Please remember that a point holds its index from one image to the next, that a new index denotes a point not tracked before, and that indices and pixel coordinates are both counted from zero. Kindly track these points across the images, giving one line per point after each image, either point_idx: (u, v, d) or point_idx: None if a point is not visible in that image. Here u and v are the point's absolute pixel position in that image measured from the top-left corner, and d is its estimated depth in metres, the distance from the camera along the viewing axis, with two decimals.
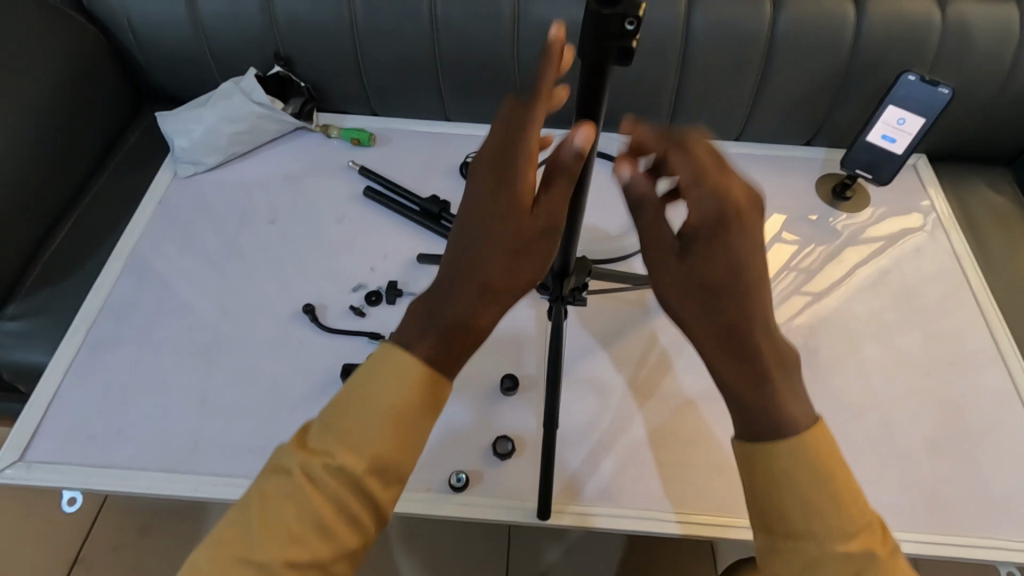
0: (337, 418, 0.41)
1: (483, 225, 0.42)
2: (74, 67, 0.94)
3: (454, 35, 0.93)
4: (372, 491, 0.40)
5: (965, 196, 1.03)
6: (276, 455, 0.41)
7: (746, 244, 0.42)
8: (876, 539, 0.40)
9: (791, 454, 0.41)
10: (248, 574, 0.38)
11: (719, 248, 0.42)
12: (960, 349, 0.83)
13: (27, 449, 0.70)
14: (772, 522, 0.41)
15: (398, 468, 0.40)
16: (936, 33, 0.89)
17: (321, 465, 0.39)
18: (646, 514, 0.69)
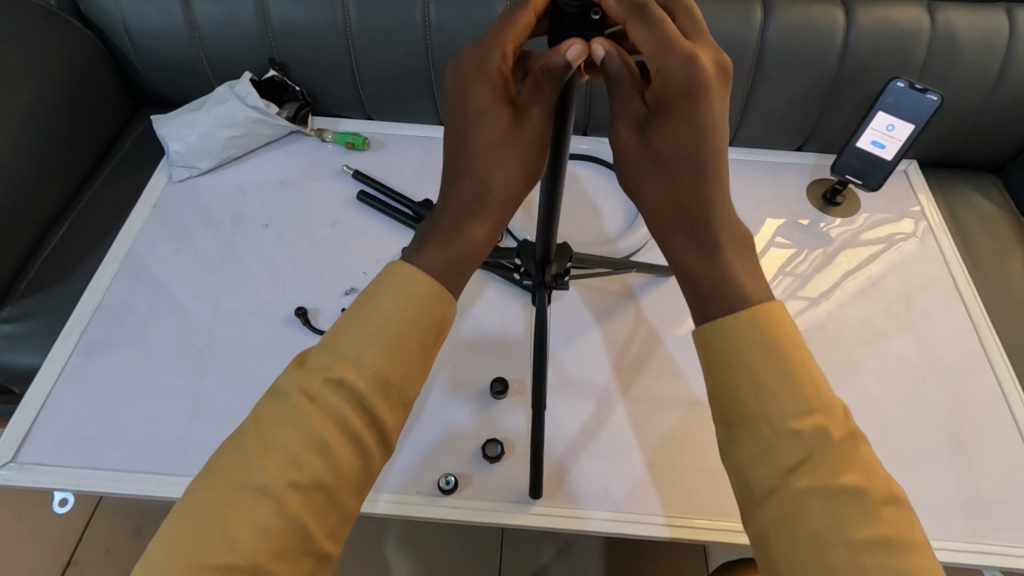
0: (334, 336, 0.43)
1: (467, 149, 0.48)
2: (70, 73, 0.95)
3: (447, 42, 0.93)
4: (373, 406, 0.41)
5: (955, 201, 1.04)
6: (274, 386, 0.42)
7: (709, 117, 0.46)
8: (822, 413, 0.40)
9: (737, 331, 0.42)
10: (248, 502, 0.38)
11: (683, 123, 0.46)
12: (948, 353, 0.84)
13: (19, 451, 0.70)
14: (726, 409, 0.41)
15: (398, 382, 0.42)
16: (924, 41, 0.90)
17: (320, 384, 0.41)
18: (633, 517, 0.69)
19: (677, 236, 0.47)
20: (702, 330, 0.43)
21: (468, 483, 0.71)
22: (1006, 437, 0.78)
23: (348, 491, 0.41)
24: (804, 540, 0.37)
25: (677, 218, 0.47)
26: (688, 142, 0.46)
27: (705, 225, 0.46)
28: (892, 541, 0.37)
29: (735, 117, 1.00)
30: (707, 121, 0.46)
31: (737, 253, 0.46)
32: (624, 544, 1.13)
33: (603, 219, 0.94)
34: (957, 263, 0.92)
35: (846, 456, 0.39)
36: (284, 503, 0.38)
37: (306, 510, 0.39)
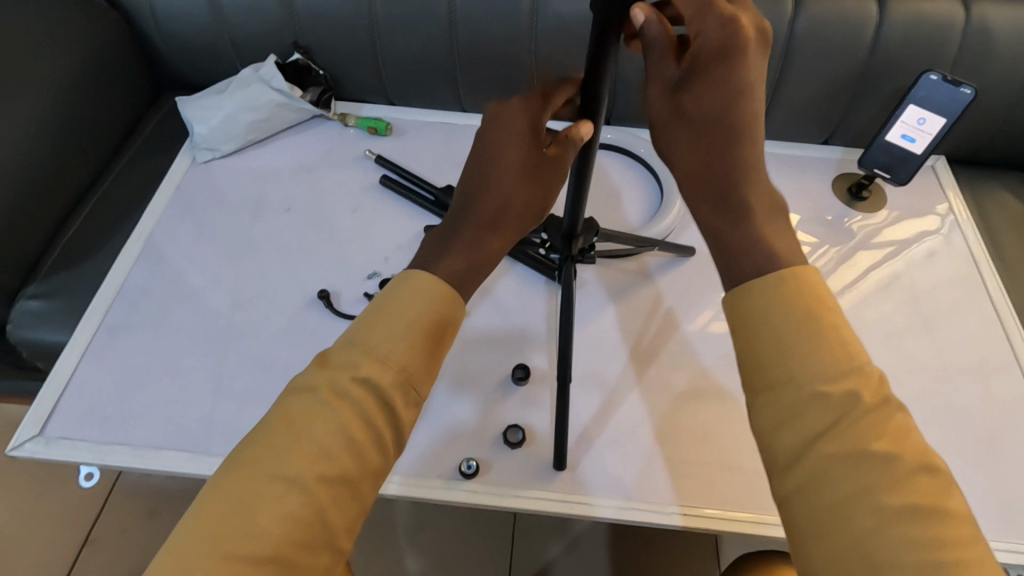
0: (361, 332, 0.43)
1: (490, 178, 0.49)
2: (96, 54, 0.95)
3: (473, 28, 0.93)
4: (396, 404, 0.41)
5: (982, 198, 1.02)
6: (298, 383, 0.42)
7: (744, 80, 0.45)
8: (852, 377, 0.38)
9: (764, 295, 0.41)
10: (277, 494, 0.37)
11: (716, 85, 0.45)
12: (973, 352, 0.83)
13: (46, 425, 0.71)
14: (751, 374, 0.41)
15: (418, 382, 0.42)
16: (957, 34, 0.88)
17: (348, 380, 0.41)
18: (645, 505, 0.69)
19: (704, 206, 0.46)
20: (731, 295, 0.43)
21: (488, 467, 0.71)
22: None
23: (369, 485, 0.40)
24: (830, 504, 0.36)
25: (708, 183, 0.45)
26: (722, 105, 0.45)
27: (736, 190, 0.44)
28: (923, 510, 0.35)
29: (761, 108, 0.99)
30: (742, 83, 0.45)
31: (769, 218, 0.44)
32: (636, 537, 1.13)
33: (626, 208, 0.93)
34: (985, 262, 0.90)
35: (878, 424, 0.37)
36: (312, 494, 0.37)
37: (333, 504, 0.38)
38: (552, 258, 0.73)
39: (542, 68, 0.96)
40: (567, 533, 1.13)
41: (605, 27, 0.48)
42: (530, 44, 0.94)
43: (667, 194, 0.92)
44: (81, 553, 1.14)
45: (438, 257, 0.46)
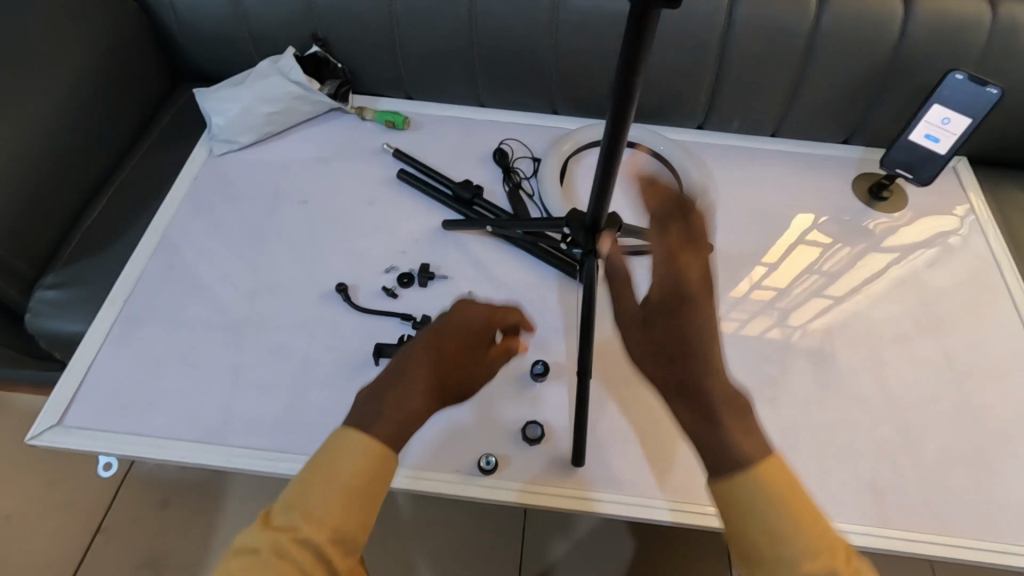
0: (297, 500, 0.45)
1: (429, 361, 0.52)
2: (115, 44, 0.95)
3: (493, 22, 0.92)
4: (331, 561, 0.43)
5: (1003, 199, 1.01)
6: (238, 544, 0.43)
7: (700, 322, 0.48)
8: (829, 556, 0.43)
9: (762, 523, 0.44)
10: None
11: (677, 325, 0.48)
12: (994, 354, 0.82)
13: (65, 414, 0.71)
14: (744, 550, 0.45)
15: (352, 534, 0.45)
16: (983, 34, 0.87)
17: (288, 545, 0.42)
18: (655, 503, 0.69)
19: (675, 391, 0.48)
20: (722, 494, 0.46)
21: (503, 463, 0.70)
22: None
23: None
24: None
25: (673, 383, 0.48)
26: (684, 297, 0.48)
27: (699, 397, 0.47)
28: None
29: (781, 106, 0.98)
30: (689, 280, 0.48)
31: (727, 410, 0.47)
32: (646, 535, 1.13)
33: (644, 205, 0.92)
34: (1006, 263, 0.90)
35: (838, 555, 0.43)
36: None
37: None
38: (573, 252, 0.72)
39: (562, 63, 0.95)
40: (579, 530, 1.13)
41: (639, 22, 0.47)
42: (549, 39, 0.93)
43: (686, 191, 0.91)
44: (93, 542, 1.14)
45: (382, 404, 0.49)
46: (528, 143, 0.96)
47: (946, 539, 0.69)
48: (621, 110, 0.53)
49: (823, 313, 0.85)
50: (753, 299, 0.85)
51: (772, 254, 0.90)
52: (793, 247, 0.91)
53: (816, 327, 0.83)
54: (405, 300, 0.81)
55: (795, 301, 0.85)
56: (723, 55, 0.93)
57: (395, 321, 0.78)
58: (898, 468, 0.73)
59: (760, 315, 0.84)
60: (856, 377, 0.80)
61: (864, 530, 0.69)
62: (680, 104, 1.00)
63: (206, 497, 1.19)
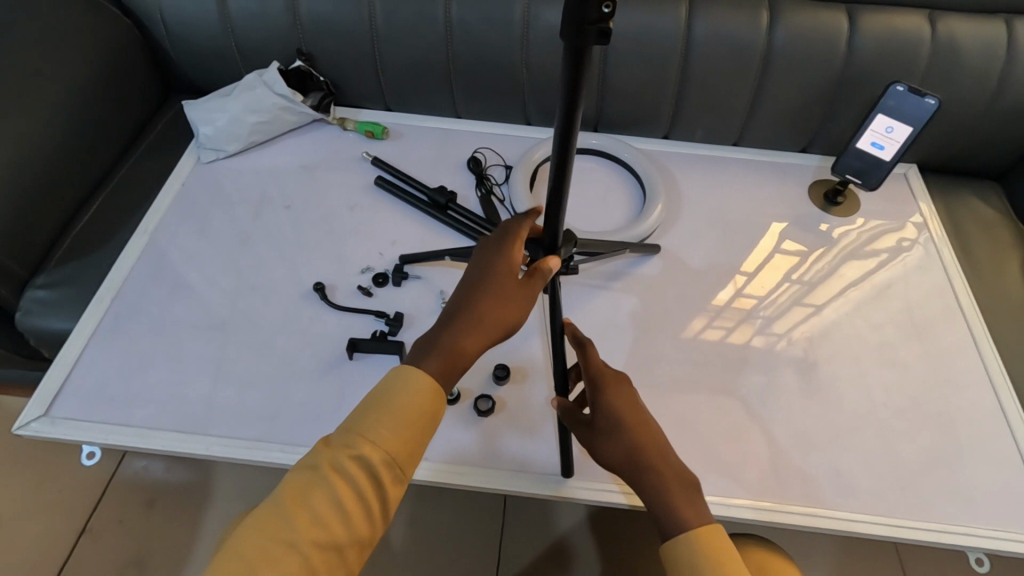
0: (355, 420, 0.54)
1: (470, 287, 0.60)
2: (109, 59, 1.01)
3: (468, 38, 0.98)
4: (383, 480, 0.52)
5: (954, 204, 1.07)
6: (306, 457, 0.53)
7: (633, 403, 0.65)
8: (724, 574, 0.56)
9: (685, 550, 0.57)
10: (279, 548, 0.49)
11: (630, 412, 0.64)
12: (939, 348, 0.87)
13: (51, 406, 0.75)
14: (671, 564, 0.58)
15: (404, 459, 0.53)
16: (925, 47, 0.94)
17: (344, 459, 0.52)
18: (591, 484, 0.73)
19: (653, 484, 0.61)
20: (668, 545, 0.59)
21: (478, 450, 0.75)
22: (994, 431, 0.81)
23: (355, 549, 0.51)
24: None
25: (624, 452, 0.62)
26: (632, 396, 0.66)
27: (646, 466, 0.61)
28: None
29: (740, 118, 1.04)
30: (635, 402, 0.65)
31: (678, 491, 0.60)
32: (618, 534, 1.16)
33: (611, 210, 0.98)
34: (957, 275, 0.93)
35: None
36: (308, 558, 0.49)
37: (323, 565, 0.49)
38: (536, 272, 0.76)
39: (533, 76, 1.01)
40: (556, 528, 1.16)
41: (576, 54, 0.47)
42: (522, 54, 0.99)
43: (649, 193, 0.97)
44: (78, 542, 1.16)
45: (436, 339, 0.58)
46: (501, 152, 1.02)
47: (889, 519, 0.74)
48: (564, 129, 0.55)
49: (809, 322, 0.88)
50: (743, 307, 0.89)
51: (746, 269, 0.93)
52: (771, 257, 0.95)
53: (809, 335, 0.87)
54: (379, 298, 0.85)
55: (780, 313, 0.89)
56: (685, 69, 0.99)
57: (370, 317, 0.82)
58: (847, 455, 0.78)
59: (723, 312, 0.89)
60: (809, 369, 0.84)
61: (813, 512, 0.73)
62: (645, 115, 1.05)
63: (191, 498, 1.22)
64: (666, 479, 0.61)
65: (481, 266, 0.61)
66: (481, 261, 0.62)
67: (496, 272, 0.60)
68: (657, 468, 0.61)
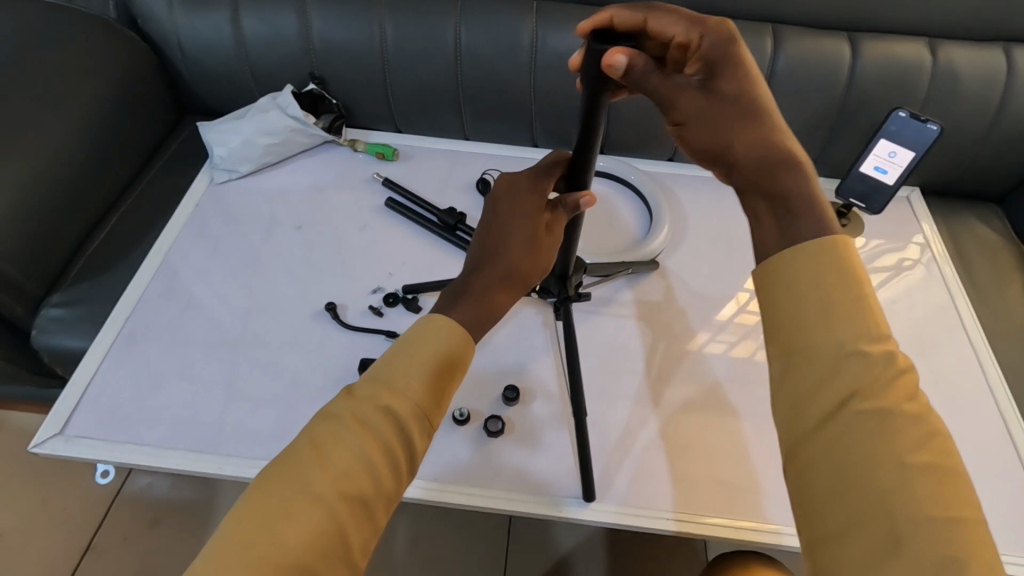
0: (381, 369, 0.49)
1: (495, 235, 0.58)
2: (127, 82, 1.03)
3: (477, 63, 1.00)
4: (411, 433, 0.47)
5: (956, 227, 1.09)
6: (326, 408, 0.47)
7: (742, 69, 0.51)
8: (879, 343, 0.43)
9: (807, 271, 0.45)
10: (303, 504, 0.43)
11: (730, 78, 0.50)
12: (945, 370, 0.87)
13: (66, 424, 0.75)
14: (794, 337, 0.45)
15: (431, 415, 0.49)
16: (925, 74, 0.96)
17: (371, 408, 0.46)
18: (608, 507, 0.73)
19: (768, 170, 0.50)
20: (775, 266, 0.47)
21: (491, 473, 0.75)
22: (1000, 453, 0.81)
23: (382, 506, 0.46)
24: (851, 471, 0.40)
25: (752, 142, 0.50)
26: (759, 71, 0.51)
27: (783, 151, 0.50)
28: (947, 468, 0.40)
29: None
30: (748, 72, 0.51)
31: (806, 189, 0.49)
32: (628, 553, 1.15)
33: (617, 230, 0.99)
34: (961, 297, 0.94)
35: (909, 389, 0.42)
36: (334, 510, 0.43)
37: (350, 520, 0.43)
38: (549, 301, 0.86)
39: (541, 100, 1.03)
40: (563, 547, 1.15)
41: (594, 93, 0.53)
42: (528, 78, 1.01)
43: (654, 215, 0.98)
44: (83, 561, 1.16)
45: (465, 289, 0.55)
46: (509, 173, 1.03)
47: None
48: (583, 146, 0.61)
49: None
50: (746, 321, 0.90)
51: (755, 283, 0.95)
52: None
53: None
54: (389, 319, 0.86)
55: None
56: None
57: (381, 338, 0.83)
58: None
59: (730, 331, 0.89)
60: None
61: None
62: (651, 138, 1.07)
63: (195, 516, 1.21)
64: (795, 192, 0.49)
65: (501, 214, 0.60)
66: (502, 209, 0.60)
67: (523, 235, 0.58)
68: (792, 152, 0.50)
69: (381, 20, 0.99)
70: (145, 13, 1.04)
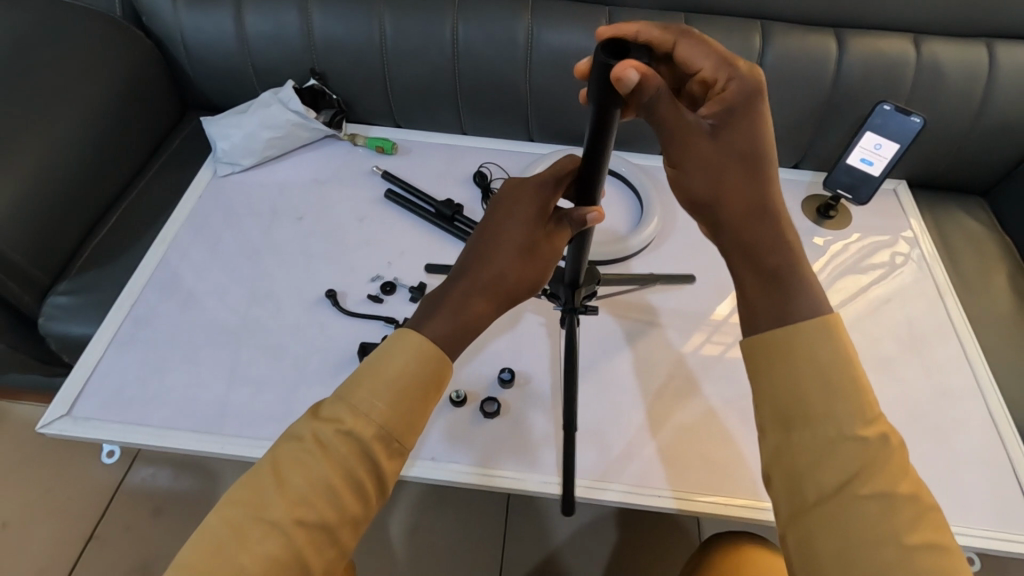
0: (346, 389, 0.47)
1: (487, 248, 0.56)
2: (132, 78, 1.06)
3: (474, 59, 1.03)
4: (376, 457, 0.45)
5: (942, 220, 1.11)
6: (291, 429, 0.46)
7: (757, 127, 0.52)
8: (875, 423, 0.44)
9: (808, 348, 0.45)
10: (260, 530, 0.42)
11: (742, 129, 0.52)
12: (929, 358, 0.90)
13: (73, 406, 0.78)
14: (794, 412, 0.44)
15: (400, 435, 0.47)
16: (910, 69, 0.99)
17: (331, 432, 0.45)
18: (614, 486, 0.76)
19: (757, 241, 0.50)
20: (774, 338, 0.46)
21: (484, 453, 0.77)
22: (982, 436, 0.83)
23: (346, 531, 0.45)
24: (853, 545, 0.41)
25: (746, 204, 0.51)
26: (772, 132, 0.53)
27: (773, 221, 0.51)
28: (939, 546, 0.41)
29: None
30: (763, 132, 0.52)
31: (795, 265, 0.49)
32: (624, 540, 1.16)
33: (611, 222, 1.02)
34: (949, 293, 0.96)
35: (902, 465, 0.43)
36: (291, 538, 0.42)
37: (308, 547, 0.43)
38: (557, 308, 0.82)
39: (536, 95, 1.05)
40: (560, 536, 1.16)
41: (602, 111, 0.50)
42: (524, 73, 1.04)
43: (646, 206, 1.01)
44: (87, 549, 1.18)
45: (448, 299, 0.53)
46: (505, 166, 1.06)
47: None
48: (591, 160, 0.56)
49: None
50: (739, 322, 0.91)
51: None
52: None
53: None
54: (388, 305, 0.88)
55: None
56: None
57: (379, 324, 0.86)
58: None
59: (723, 330, 0.91)
60: None
61: None
62: (644, 132, 1.10)
63: (197, 505, 1.23)
64: (783, 268, 0.49)
65: (495, 225, 0.57)
66: (498, 219, 0.58)
67: (510, 248, 0.56)
68: (782, 224, 0.51)
69: (380, 17, 1.01)
70: (150, 10, 1.07)
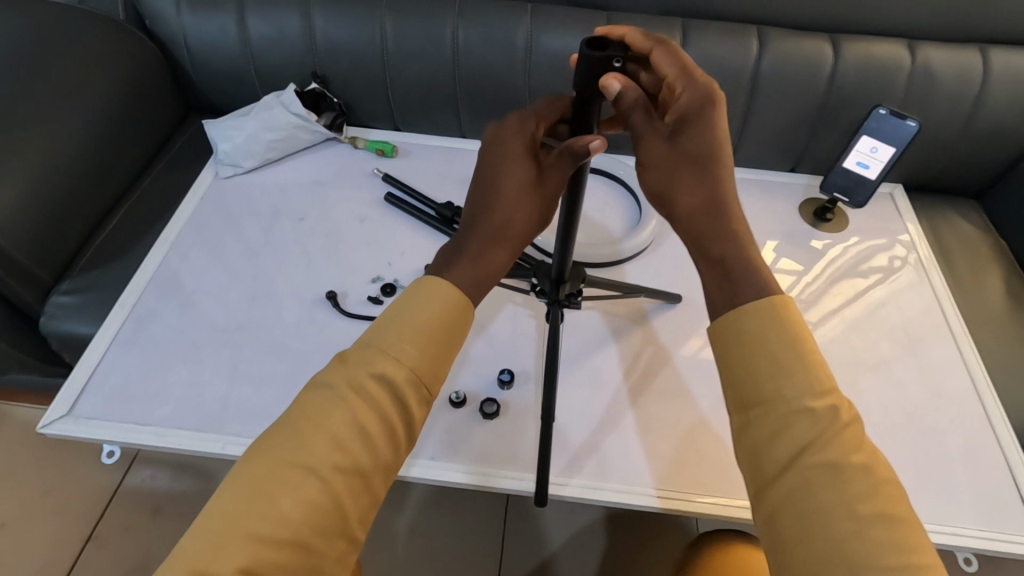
0: (375, 336, 0.47)
1: (478, 202, 0.55)
2: (135, 79, 1.07)
3: (474, 62, 1.04)
4: (409, 401, 0.45)
5: (937, 222, 1.12)
6: (319, 378, 0.45)
7: (712, 129, 0.52)
8: (828, 395, 0.43)
9: (760, 328, 0.45)
10: (296, 476, 0.41)
11: (699, 131, 0.51)
12: (925, 359, 0.91)
13: (74, 405, 0.78)
14: (744, 393, 0.45)
15: (428, 380, 0.47)
16: (904, 73, 1.00)
17: (366, 376, 0.44)
18: (613, 485, 0.76)
19: (707, 235, 0.50)
20: (725, 323, 0.47)
21: (482, 453, 0.78)
22: (977, 435, 0.84)
23: (379, 479, 0.44)
24: (807, 515, 0.40)
25: (694, 198, 0.51)
26: (728, 136, 0.52)
27: (724, 217, 0.50)
28: (897, 517, 0.40)
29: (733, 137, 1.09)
30: (719, 133, 0.52)
31: (745, 257, 0.49)
32: (621, 544, 1.16)
33: (609, 225, 1.02)
34: (948, 300, 0.96)
35: (856, 438, 0.42)
36: (329, 482, 0.41)
37: (347, 493, 0.42)
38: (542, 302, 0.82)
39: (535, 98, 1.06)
40: (558, 539, 1.16)
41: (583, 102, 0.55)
42: (524, 76, 1.05)
43: (645, 209, 1.01)
44: (84, 550, 1.18)
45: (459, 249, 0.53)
46: None
47: None
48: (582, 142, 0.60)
49: None
50: None
51: None
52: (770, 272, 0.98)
53: None
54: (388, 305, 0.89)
55: None
56: None
57: None
58: None
59: None
60: None
61: None
62: None
63: (195, 507, 1.23)
64: (733, 262, 0.48)
65: (484, 178, 0.55)
66: (486, 171, 0.56)
67: (501, 201, 0.54)
68: (732, 218, 0.50)
69: (382, 20, 1.02)
70: (154, 13, 1.08)
